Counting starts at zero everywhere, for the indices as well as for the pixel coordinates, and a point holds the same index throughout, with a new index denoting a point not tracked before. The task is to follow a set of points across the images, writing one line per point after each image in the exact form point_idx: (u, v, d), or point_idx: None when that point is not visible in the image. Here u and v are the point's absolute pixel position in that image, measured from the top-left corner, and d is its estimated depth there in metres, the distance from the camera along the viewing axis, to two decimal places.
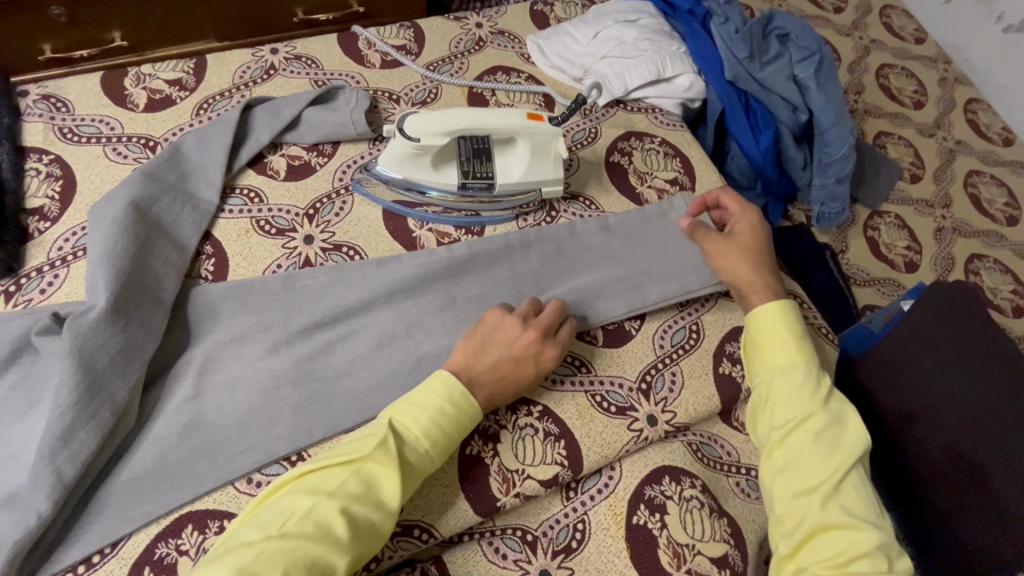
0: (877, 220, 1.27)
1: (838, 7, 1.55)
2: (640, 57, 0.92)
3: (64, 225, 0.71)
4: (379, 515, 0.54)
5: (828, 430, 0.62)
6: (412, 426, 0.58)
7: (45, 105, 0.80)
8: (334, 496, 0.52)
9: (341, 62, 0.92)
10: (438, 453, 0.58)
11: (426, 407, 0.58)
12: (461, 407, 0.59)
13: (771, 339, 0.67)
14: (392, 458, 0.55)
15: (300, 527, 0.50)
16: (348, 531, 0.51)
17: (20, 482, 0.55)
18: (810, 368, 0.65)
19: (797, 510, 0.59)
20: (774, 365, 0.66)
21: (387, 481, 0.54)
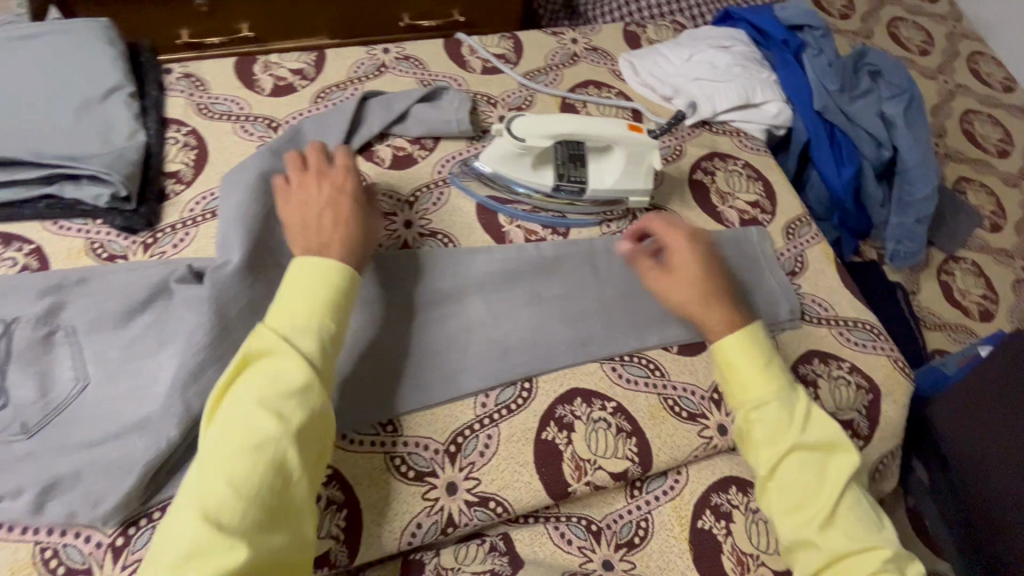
0: (952, 265, 1.25)
1: (923, 49, 1.54)
2: (732, 82, 0.96)
3: (197, 189, 0.79)
4: (299, 396, 0.53)
5: (812, 454, 0.60)
6: (291, 309, 0.58)
7: (186, 82, 0.89)
8: (249, 400, 0.52)
9: (446, 65, 0.98)
10: (332, 320, 0.59)
11: (299, 287, 0.59)
12: (324, 276, 0.60)
13: (737, 364, 0.64)
14: (280, 345, 0.55)
15: (236, 440, 0.51)
16: (272, 421, 0.51)
17: (151, 410, 0.61)
18: (779, 390, 0.63)
19: (795, 528, 0.58)
20: (745, 394, 0.63)
21: (290, 367, 0.54)
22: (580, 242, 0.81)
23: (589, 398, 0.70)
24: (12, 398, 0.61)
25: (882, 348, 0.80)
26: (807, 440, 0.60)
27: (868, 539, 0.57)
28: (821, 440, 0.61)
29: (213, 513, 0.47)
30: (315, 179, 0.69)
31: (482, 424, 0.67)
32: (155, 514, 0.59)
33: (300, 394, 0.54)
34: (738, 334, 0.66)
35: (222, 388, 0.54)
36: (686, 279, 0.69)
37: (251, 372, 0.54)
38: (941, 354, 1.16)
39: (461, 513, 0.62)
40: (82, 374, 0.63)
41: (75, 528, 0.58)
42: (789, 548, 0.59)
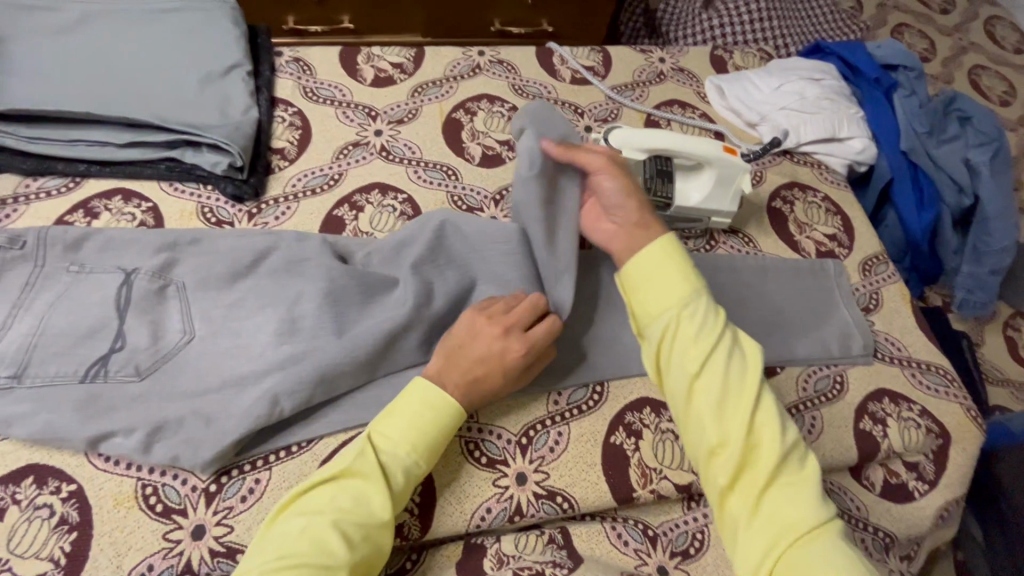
0: (1020, 321, 1.22)
1: (1006, 100, 1.52)
2: (818, 115, 0.96)
3: (299, 167, 0.84)
4: (371, 530, 0.57)
5: (735, 355, 0.57)
6: (399, 441, 0.60)
7: (295, 66, 0.94)
8: (323, 513, 0.55)
9: (537, 72, 1.02)
10: (426, 461, 0.61)
11: (407, 418, 0.61)
12: (437, 409, 0.62)
13: (656, 269, 0.61)
14: (375, 471, 0.58)
15: (299, 550, 0.53)
16: (344, 547, 0.54)
17: (250, 369, 0.66)
18: (695, 288, 0.60)
19: (720, 430, 0.55)
20: (666, 294, 0.60)
21: (374, 498, 0.57)
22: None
23: (658, 408, 0.72)
24: (127, 342, 0.65)
25: (955, 395, 0.79)
26: (722, 338, 0.58)
27: (772, 437, 0.55)
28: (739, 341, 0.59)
29: None
30: (498, 328, 0.66)
31: (553, 421, 0.69)
32: (247, 467, 0.63)
33: (372, 527, 0.57)
34: (649, 247, 0.62)
35: (309, 484, 0.58)
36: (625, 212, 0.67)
37: (339, 483, 0.58)
38: (1002, 410, 1.13)
39: (528, 503, 0.64)
40: (190, 327, 0.68)
41: (174, 470, 0.62)
42: (711, 452, 0.55)
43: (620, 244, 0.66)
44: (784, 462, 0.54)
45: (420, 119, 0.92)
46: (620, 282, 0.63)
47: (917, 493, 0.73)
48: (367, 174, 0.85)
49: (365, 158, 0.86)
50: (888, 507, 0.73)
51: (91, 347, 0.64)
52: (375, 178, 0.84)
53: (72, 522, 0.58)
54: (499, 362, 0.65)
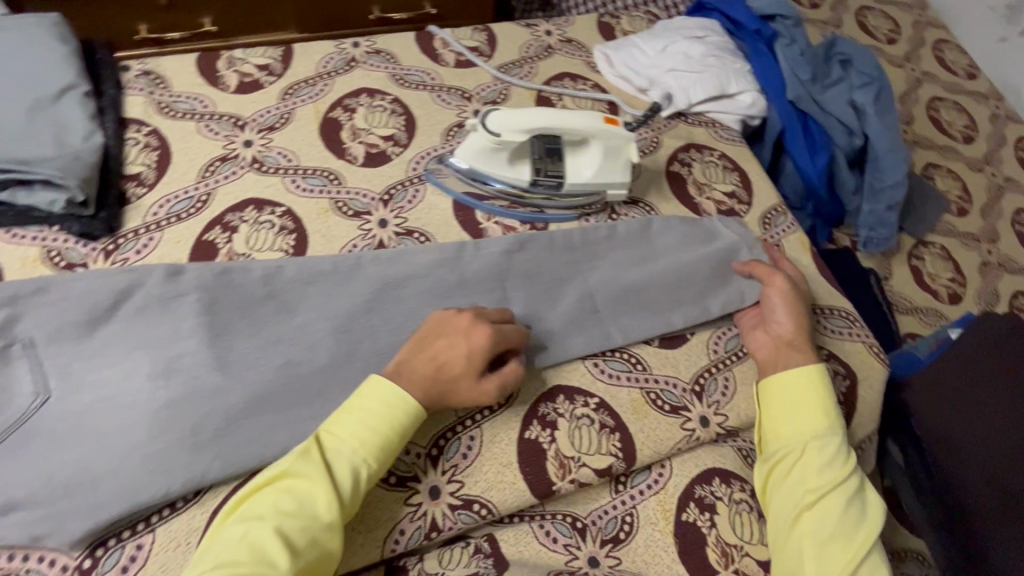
0: (922, 249, 1.28)
1: (891, 38, 1.57)
2: (705, 73, 0.95)
3: (159, 192, 0.76)
4: (316, 531, 0.53)
5: (850, 500, 0.61)
6: (351, 438, 0.57)
7: (146, 80, 0.85)
8: (264, 519, 0.52)
9: (418, 59, 0.96)
10: (378, 457, 0.57)
11: (361, 412, 0.58)
12: (392, 402, 0.58)
13: (800, 395, 0.67)
14: (320, 470, 0.55)
15: (237, 556, 0.50)
16: (284, 553, 0.50)
17: (118, 424, 0.59)
18: (828, 428, 0.65)
19: (813, 566, 0.59)
20: (801, 421, 0.66)
21: (319, 495, 0.54)
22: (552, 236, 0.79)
23: (572, 395, 0.70)
24: None
25: (857, 334, 0.81)
26: (843, 483, 0.62)
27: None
28: (858, 483, 0.63)
29: None
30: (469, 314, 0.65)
31: (464, 426, 0.66)
32: (125, 534, 0.57)
33: (318, 529, 0.53)
34: (800, 370, 0.68)
35: (248, 491, 0.55)
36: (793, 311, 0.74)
37: (280, 486, 0.55)
38: (913, 337, 1.19)
39: (445, 517, 0.61)
40: (43, 386, 0.61)
41: (41, 552, 0.56)
42: None
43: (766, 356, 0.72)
44: None
45: (294, 123, 0.85)
46: (758, 391, 0.70)
47: None
48: (239, 191, 0.78)
49: (235, 173, 0.79)
50: None
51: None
52: (248, 194, 0.78)
53: None
54: (468, 355, 0.62)
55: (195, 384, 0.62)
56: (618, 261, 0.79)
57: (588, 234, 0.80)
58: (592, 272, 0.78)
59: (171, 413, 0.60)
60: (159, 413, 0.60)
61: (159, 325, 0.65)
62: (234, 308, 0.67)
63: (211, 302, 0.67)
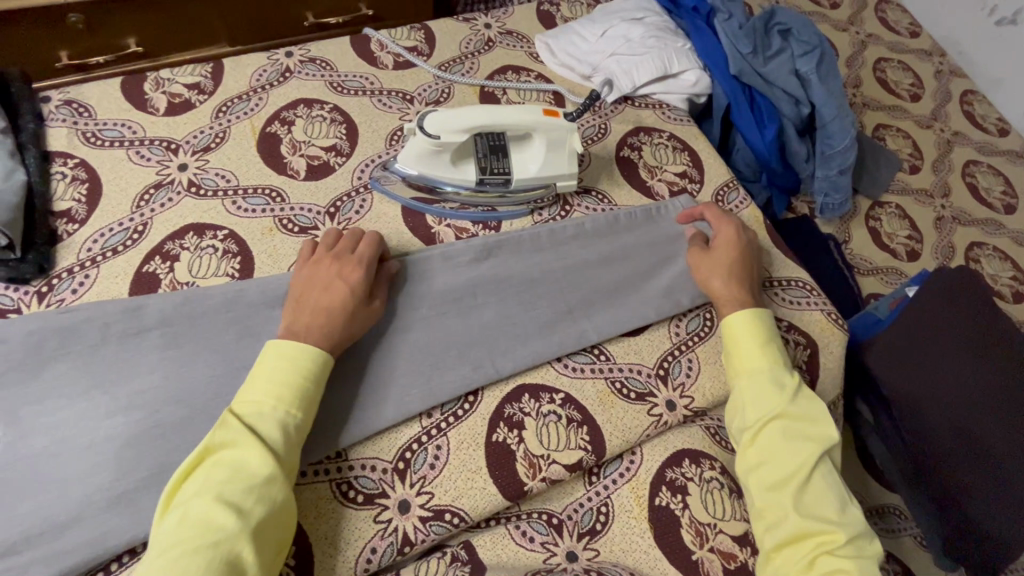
0: (878, 210, 1.30)
1: (834, 2, 1.58)
2: (647, 54, 0.95)
3: (92, 227, 0.73)
4: (259, 489, 0.52)
5: (801, 426, 0.64)
6: (268, 397, 0.56)
7: (68, 110, 0.82)
8: (201, 494, 0.51)
9: (355, 64, 0.94)
10: (301, 408, 0.58)
11: (271, 373, 0.58)
12: (297, 358, 0.59)
13: (735, 342, 0.70)
14: (241, 433, 0.54)
15: (184, 534, 0.49)
16: (231, 516, 0.50)
17: (63, 473, 0.57)
18: (778, 361, 0.68)
19: (770, 499, 0.62)
20: (741, 366, 0.69)
21: (251, 455, 0.53)
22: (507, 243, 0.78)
23: (537, 393, 0.69)
24: None
25: (815, 303, 0.82)
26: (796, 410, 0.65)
27: (829, 524, 0.59)
28: (810, 410, 0.66)
29: None
30: (331, 259, 0.68)
31: (429, 436, 0.65)
32: None
33: (262, 486, 0.53)
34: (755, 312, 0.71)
35: (177, 477, 0.53)
36: (728, 282, 0.74)
37: (209, 462, 0.53)
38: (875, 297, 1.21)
39: (417, 529, 0.60)
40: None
41: None
42: (760, 515, 0.62)
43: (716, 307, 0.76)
44: (824, 541, 0.58)
45: (230, 142, 0.83)
46: (722, 331, 0.72)
47: None
48: (178, 218, 0.75)
49: (171, 199, 0.77)
50: None
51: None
52: (188, 220, 0.75)
53: None
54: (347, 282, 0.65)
55: (144, 422, 0.60)
56: (581, 260, 0.79)
57: (553, 235, 0.79)
58: (547, 271, 0.77)
59: (121, 456, 0.58)
60: (110, 459, 0.58)
61: (101, 365, 0.62)
62: (179, 339, 0.65)
63: (155, 336, 0.65)
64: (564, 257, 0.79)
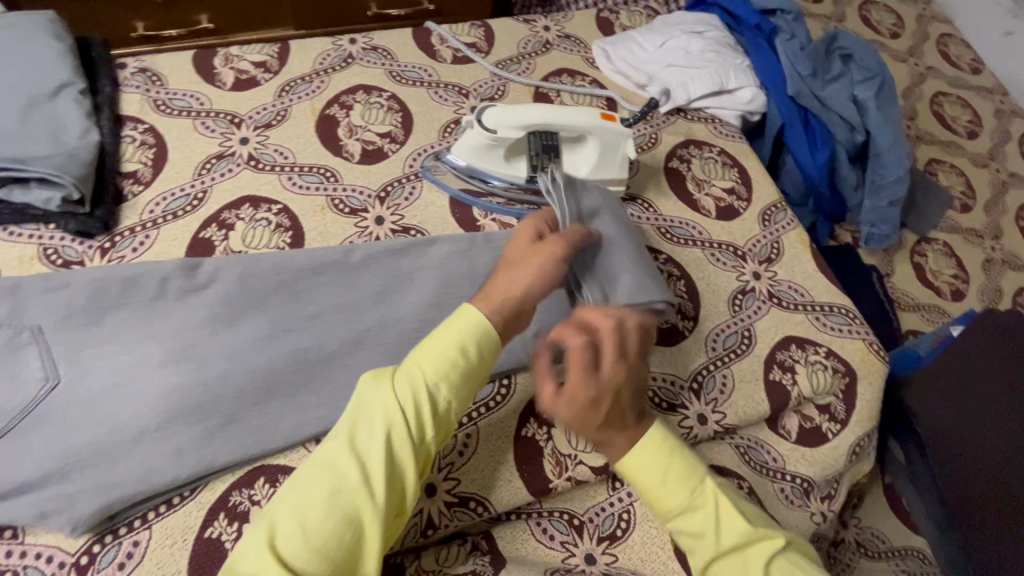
0: (924, 246, 1.26)
1: (894, 32, 1.55)
2: (704, 68, 0.95)
3: (156, 190, 0.76)
4: (388, 451, 0.53)
5: (736, 559, 0.57)
6: (427, 364, 0.55)
7: (142, 78, 0.85)
8: (342, 437, 0.53)
9: (414, 55, 0.96)
10: (447, 381, 0.55)
11: (437, 342, 0.57)
12: (458, 326, 0.57)
13: (647, 489, 0.61)
14: (388, 391, 0.55)
15: (318, 469, 0.52)
16: (357, 469, 0.51)
17: (111, 421, 0.59)
18: (683, 494, 0.60)
19: None
20: (660, 507, 0.61)
21: (380, 410, 0.54)
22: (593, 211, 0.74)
23: None
24: None
25: (857, 332, 0.80)
26: (722, 550, 0.57)
27: None
28: (736, 540, 0.57)
29: (276, 541, 0.49)
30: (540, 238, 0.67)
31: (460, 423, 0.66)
32: (121, 531, 0.56)
33: (392, 448, 0.53)
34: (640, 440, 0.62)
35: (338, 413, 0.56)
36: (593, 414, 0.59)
37: (357, 409, 0.55)
38: (915, 334, 1.18)
39: (441, 514, 0.61)
40: (52, 373, 0.61)
41: (36, 548, 0.55)
42: None
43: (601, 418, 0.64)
44: None
45: (290, 120, 0.85)
46: (623, 473, 0.64)
47: (831, 434, 0.74)
48: (236, 189, 0.78)
49: (231, 170, 0.79)
50: (804, 454, 0.73)
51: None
52: (244, 192, 0.78)
53: None
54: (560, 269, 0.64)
55: (190, 378, 0.62)
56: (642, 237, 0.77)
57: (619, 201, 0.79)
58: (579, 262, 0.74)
59: (168, 409, 0.60)
60: (156, 411, 0.60)
61: (156, 320, 0.65)
62: (229, 303, 0.67)
63: (207, 299, 0.67)
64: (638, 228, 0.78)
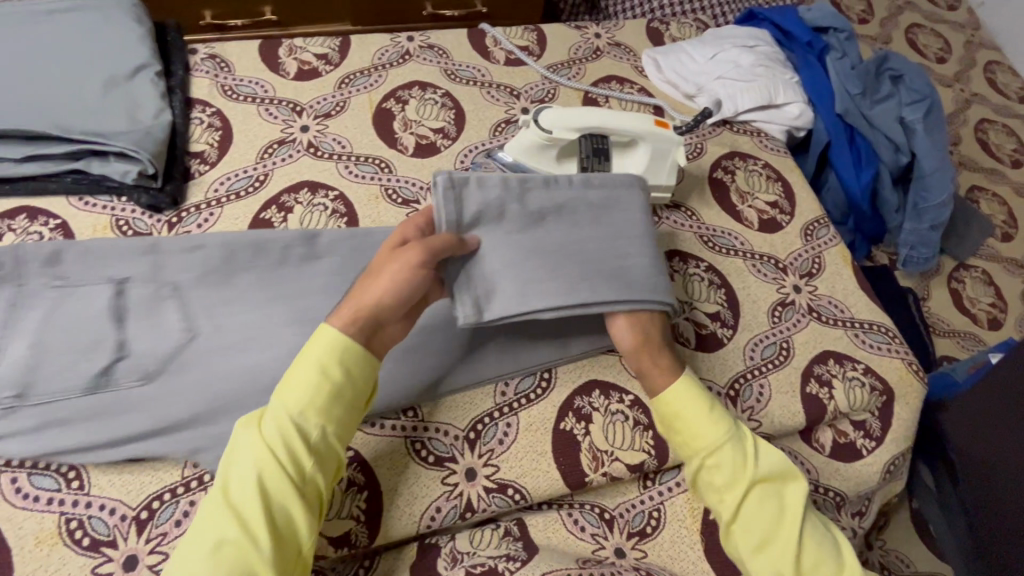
0: (962, 272, 1.25)
1: (941, 57, 1.53)
2: (754, 82, 0.96)
3: (221, 170, 0.80)
4: (264, 493, 0.54)
5: (772, 486, 0.62)
6: (290, 400, 0.57)
7: (211, 64, 0.89)
8: (220, 493, 0.54)
9: (469, 55, 0.98)
10: (313, 410, 0.57)
11: (298, 374, 0.58)
12: (313, 354, 0.58)
13: (688, 419, 0.64)
14: (256, 436, 0.56)
15: (200, 530, 0.52)
16: (235, 521, 0.52)
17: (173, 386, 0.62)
18: (726, 423, 0.63)
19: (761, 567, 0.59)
20: (702, 441, 0.63)
21: (251, 454, 0.55)
22: (486, 213, 0.67)
23: (607, 390, 0.71)
24: (55, 362, 0.62)
25: (896, 351, 0.80)
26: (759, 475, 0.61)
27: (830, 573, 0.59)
28: (772, 470, 0.62)
29: None
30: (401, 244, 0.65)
31: (501, 412, 0.68)
32: (179, 490, 0.59)
33: (268, 489, 0.54)
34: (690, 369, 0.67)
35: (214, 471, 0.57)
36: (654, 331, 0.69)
37: (230, 459, 0.56)
38: (948, 360, 1.17)
39: (479, 498, 0.63)
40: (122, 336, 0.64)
41: (100, 500, 0.58)
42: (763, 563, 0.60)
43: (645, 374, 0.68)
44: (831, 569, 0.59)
45: (349, 111, 0.88)
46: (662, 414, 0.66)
47: (865, 451, 0.75)
48: (296, 173, 0.81)
49: (291, 156, 0.82)
50: (838, 468, 0.73)
51: (20, 369, 0.61)
52: (304, 177, 0.81)
53: None
54: (416, 278, 0.61)
55: (248, 351, 0.65)
56: (549, 230, 0.69)
57: (523, 184, 0.70)
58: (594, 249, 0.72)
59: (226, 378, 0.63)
60: (215, 380, 0.63)
61: (218, 294, 0.68)
62: (286, 282, 0.70)
63: (264, 276, 0.69)
64: (547, 218, 0.70)
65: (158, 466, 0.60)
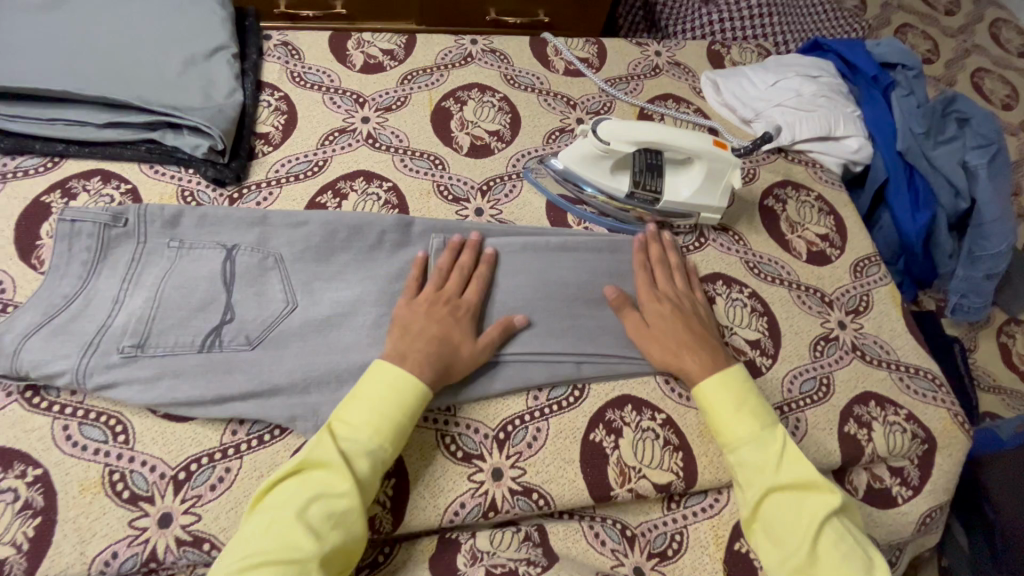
0: (1013, 327, 1.20)
1: (1008, 104, 1.49)
2: (814, 112, 0.95)
3: (283, 152, 0.83)
4: (339, 517, 0.54)
5: (791, 494, 0.59)
6: (368, 423, 0.58)
7: (283, 50, 0.93)
8: (290, 507, 0.53)
9: (529, 62, 1.00)
10: (389, 440, 0.58)
11: (376, 399, 0.59)
12: (401, 393, 0.60)
13: (721, 415, 0.64)
14: (335, 457, 0.56)
15: (268, 544, 0.51)
16: (309, 538, 0.52)
17: (219, 355, 0.64)
18: (762, 427, 0.63)
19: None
20: (732, 436, 0.63)
21: (329, 474, 0.55)
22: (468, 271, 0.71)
23: (640, 407, 0.70)
24: (117, 319, 0.64)
25: (942, 400, 0.77)
26: (780, 480, 0.60)
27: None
28: (797, 480, 0.59)
29: None
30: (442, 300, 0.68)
31: (532, 416, 0.68)
32: (216, 455, 0.61)
33: (341, 514, 0.54)
34: (720, 369, 0.66)
35: (268, 483, 0.56)
36: (676, 331, 0.69)
37: (300, 475, 0.55)
38: (992, 416, 1.12)
39: (504, 499, 0.63)
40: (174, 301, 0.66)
41: (142, 456, 0.60)
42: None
43: (685, 368, 0.67)
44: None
45: (408, 107, 0.90)
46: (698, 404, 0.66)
47: (900, 499, 0.72)
48: (353, 162, 0.83)
49: (351, 145, 0.85)
50: (871, 513, 0.71)
51: (86, 319, 0.64)
52: (360, 166, 0.83)
53: (36, 507, 0.57)
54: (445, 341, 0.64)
55: (293, 328, 0.66)
56: (550, 275, 0.74)
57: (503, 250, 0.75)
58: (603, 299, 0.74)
59: (270, 352, 0.65)
60: (259, 353, 0.65)
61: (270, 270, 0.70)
62: (335, 265, 0.71)
63: (315, 257, 0.71)
64: (534, 274, 0.74)
65: (201, 429, 0.63)
